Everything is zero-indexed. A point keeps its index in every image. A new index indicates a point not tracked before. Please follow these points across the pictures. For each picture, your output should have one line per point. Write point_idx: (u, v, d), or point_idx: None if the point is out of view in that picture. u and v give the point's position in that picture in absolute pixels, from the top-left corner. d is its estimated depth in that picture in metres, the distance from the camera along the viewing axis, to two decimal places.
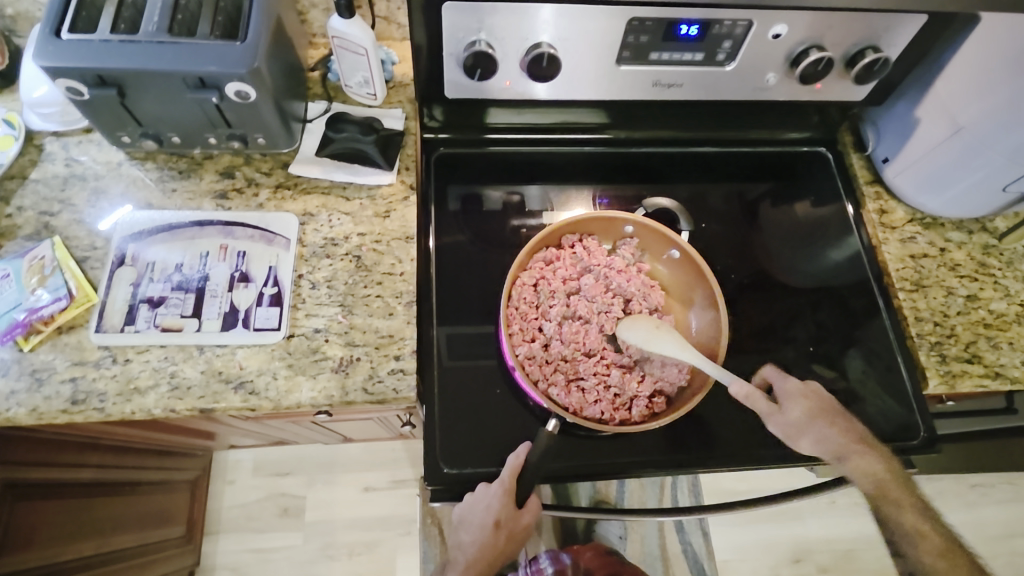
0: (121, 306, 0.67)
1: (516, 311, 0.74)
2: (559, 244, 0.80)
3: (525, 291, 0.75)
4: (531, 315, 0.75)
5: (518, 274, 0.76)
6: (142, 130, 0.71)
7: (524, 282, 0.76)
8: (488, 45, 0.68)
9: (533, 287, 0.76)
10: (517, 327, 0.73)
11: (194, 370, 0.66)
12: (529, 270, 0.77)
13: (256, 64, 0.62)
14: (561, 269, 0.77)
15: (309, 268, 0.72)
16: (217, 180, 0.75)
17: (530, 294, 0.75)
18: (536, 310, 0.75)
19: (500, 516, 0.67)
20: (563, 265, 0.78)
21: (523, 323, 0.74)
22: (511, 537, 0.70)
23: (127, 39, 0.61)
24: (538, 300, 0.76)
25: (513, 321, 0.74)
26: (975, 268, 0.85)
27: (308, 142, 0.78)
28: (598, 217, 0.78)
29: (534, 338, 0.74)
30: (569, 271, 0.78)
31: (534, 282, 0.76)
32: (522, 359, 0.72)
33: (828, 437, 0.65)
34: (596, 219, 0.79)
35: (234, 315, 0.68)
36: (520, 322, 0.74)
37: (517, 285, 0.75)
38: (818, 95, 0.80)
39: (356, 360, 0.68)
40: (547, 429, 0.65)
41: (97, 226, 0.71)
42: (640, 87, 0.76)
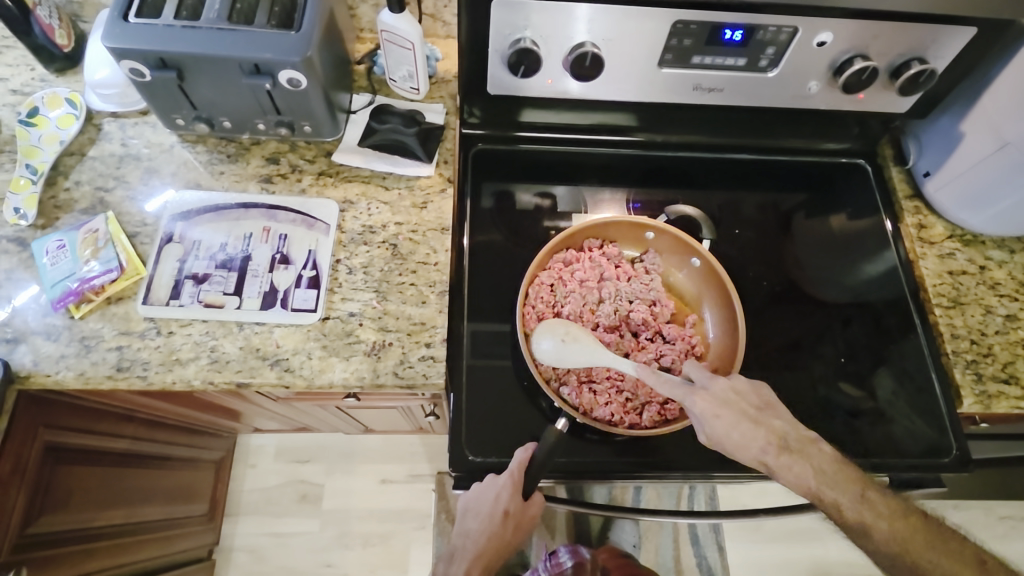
0: (167, 281, 0.69)
1: (534, 311, 0.75)
2: (580, 247, 0.81)
3: (542, 290, 0.76)
4: (549, 314, 0.76)
5: (537, 274, 0.77)
6: (195, 114, 0.73)
7: (542, 282, 0.77)
8: (533, 42, 0.69)
9: (551, 287, 0.77)
10: (534, 327, 0.75)
11: (233, 345, 0.68)
12: (548, 269, 0.78)
13: (309, 53, 0.64)
14: (579, 269, 0.78)
15: (347, 254, 0.74)
16: (263, 165, 0.78)
17: (547, 294, 0.76)
18: (553, 310, 0.76)
19: (510, 505, 0.68)
20: (582, 268, 0.79)
21: (541, 323, 0.75)
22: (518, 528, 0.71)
23: (188, 25, 0.64)
24: (555, 299, 0.76)
25: (530, 321, 0.74)
26: (1015, 288, 0.83)
27: (351, 132, 0.80)
28: (620, 220, 0.79)
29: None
30: (587, 272, 0.78)
31: (552, 283, 0.77)
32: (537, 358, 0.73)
33: (747, 443, 0.62)
34: (616, 223, 0.79)
35: (274, 295, 0.70)
36: (536, 323, 0.75)
37: (535, 285, 0.76)
38: (860, 105, 0.80)
39: (388, 345, 0.69)
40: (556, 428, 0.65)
41: (147, 206, 0.74)
42: (680, 90, 0.77)
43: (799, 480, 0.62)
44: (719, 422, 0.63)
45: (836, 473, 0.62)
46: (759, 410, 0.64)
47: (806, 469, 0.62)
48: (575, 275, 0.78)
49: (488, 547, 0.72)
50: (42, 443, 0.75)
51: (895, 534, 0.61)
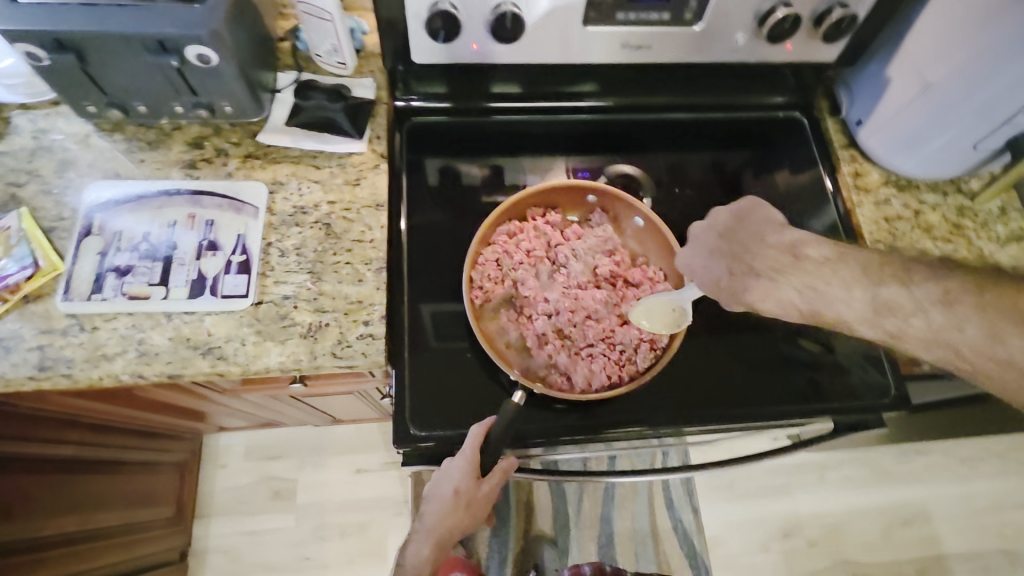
0: (88, 275, 0.67)
1: (481, 290, 0.74)
2: (523, 217, 0.79)
3: (488, 267, 0.75)
4: (496, 290, 0.75)
5: (481, 250, 0.76)
6: (107, 99, 0.70)
7: (487, 258, 0.76)
8: (452, 5, 0.67)
9: (496, 262, 0.76)
10: (484, 305, 0.75)
11: (162, 337, 0.66)
12: (493, 244, 0.76)
13: (216, 26, 0.62)
14: (523, 240, 0.77)
15: (278, 237, 0.72)
16: (186, 150, 0.75)
17: (492, 270, 0.75)
18: (500, 285, 0.75)
19: (463, 485, 0.67)
20: (526, 239, 0.78)
21: (490, 300, 0.75)
22: (472, 508, 0.70)
23: (86, 3, 0.61)
24: (501, 273, 0.76)
25: (479, 301, 0.74)
26: (949, 229, 0.86)
27: (277, 111, 0.78)
28: (553, 187, 0.77)
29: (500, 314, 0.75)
30: (532, 242, 0.77)
31: (498, 257, 0.76)
32: (491, 336, 0.74)
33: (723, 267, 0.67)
34: (552, 189, 0.77)
35: (202, 283, 0.68)
36: (484, 301, 0.74)
37: (480, 263, 0.75)
38: (789, 55, 0.80)
39: (325, 326, 0.68)
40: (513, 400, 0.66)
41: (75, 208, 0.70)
42: (609, 49, 0.75)
43: (847, 300, 0.60)
44: (694, 258, 0.70)
45: (844, 276, 0.61)
46: (730, 236, 0.69)
47: (792, 282, 0.63)
48: (518, 246, 0.77)
49: (440, 529, 0.71)
50: None
51: (953, 328, 0.55)
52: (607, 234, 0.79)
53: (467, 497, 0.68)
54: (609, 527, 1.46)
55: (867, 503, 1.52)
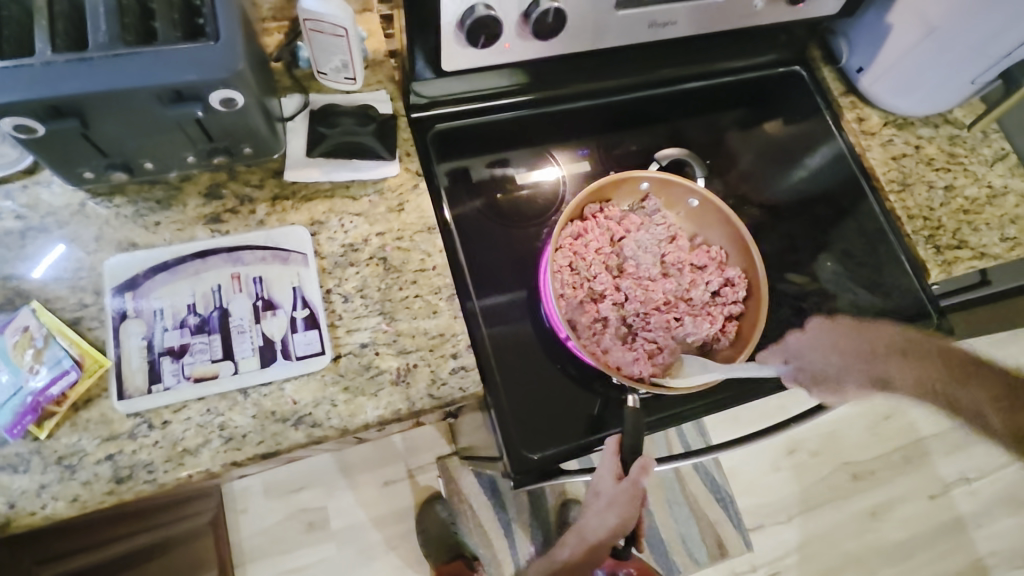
0: (139, 365, 0.59)
1: (564, 299, 0.73)
2: (581, 215, 0.77)
3: (563, 274, 0.73)
4: (578, 296, 0.73)
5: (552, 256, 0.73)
6: (108, 162, 0.60)
7: (561, 264, 0.74)
8: (488, 7, 0.62)
9: (569, 267, 0.74)
10: (570, 316, 0.73)
11: (244, 416, 0.60)
12: (561, 248, 0.74)
13: (240, 65, 0.54)
14: (591, 241, 0.75)
15: (336, 281, 0.67)
16: (204, 204, 0.67)
17: (568, 277, 0.74)
18: (580, 291, 0.74)
19: (603, 487, 0.66)
20: (592, 237, 0.76)
21: (574, 309, 0.73)
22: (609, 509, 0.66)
23: (76, 57, 0.51)
24: (578, 277, 0.74)
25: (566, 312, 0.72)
26: (946, 159, 0.93)
27: (295, 143, 0.70)
28: (610, 182, 0.76)
29: (583, 318, 0.73)
30: (599, 241, 0.76)
31: (570, 261, 0.74)
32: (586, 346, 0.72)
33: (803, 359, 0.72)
34: (608, 185, 0.76)
35: (272, 348, 0.62)
36: (567, 305, 0.73)
37: (555, 269, 0.73)
38: (799, 14, 0.81)
39: (413, 367, 0.65)
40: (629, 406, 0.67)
41: (31, 275, 0.61)
42: (637, 31, 0.73)
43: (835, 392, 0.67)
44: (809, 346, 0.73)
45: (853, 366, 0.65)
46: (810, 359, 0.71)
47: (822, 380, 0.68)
48: (587, 247, 0.75)
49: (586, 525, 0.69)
50: None
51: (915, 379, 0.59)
52: (666, 220, 0.79)
53: (607, 500, 0.66)
54: None
55: (856, 406, 1.69)
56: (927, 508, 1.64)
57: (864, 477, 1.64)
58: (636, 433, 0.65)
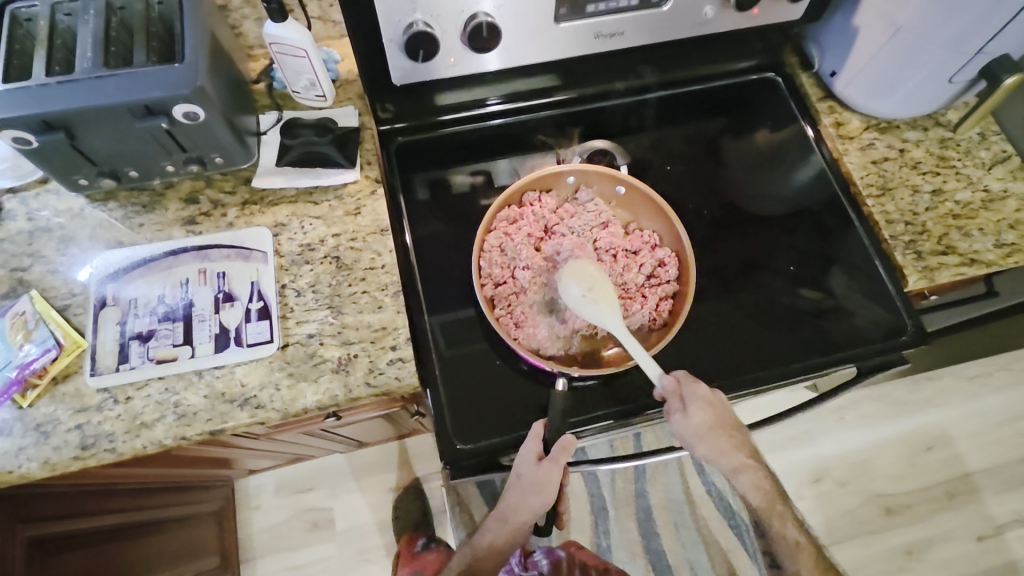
0: (112, 346, 0.67)
1: (492, 283, 0.76)
2: (519, 203, 0.80)
3: (492, 258, 0.76)
4: (507, 280, 0.76)
5: (483, 240, 0.76)
6: (97, 170, 0.69)
7: (490, 246, 0.76)
8: (426, 24, 0.67)
9: (499, 252, 0.77)
10: (499, 301, 0.75)
11: (197, 396, 0.66)
12: (493, 232, 0.77)
13: (200, 82, 0.62)
14: (523, 227, 0.78)
15: (291, 277, 0.72)
16: (183, 208, 0.75)
17: (497, 262, 0.76)
18: (509, 275, 0.76)
19: (524, 470, 0.68)
20: (526, 223, 0.79)
21: (500, 292, 0.76)
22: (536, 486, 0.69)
23: (64, 79, 0.61)
24: (508, 260, 0.77)
25: (495, 297, 0.76)
26: (935, 162, 0.88)
27: (266, 154, 0.78)
28: (539, 176, 0.79)
29: (512, 303, 0.75)
30: (531, 226, 0.78)
31: (501, 244, 0.77)
32: (512, 329, 0.74)
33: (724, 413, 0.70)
34: (538, 178, 0.79)
35: (226, 335, 0.68)
36: (495, 290, 0.76)
37: (485, 254, 0.76)
38: (757, 19, 0.81)
39: (354, 357, 0.69)
40: (558, 391, 0.68)
41: (77, 277, 0.71)
42: (583, 42, 0.76)
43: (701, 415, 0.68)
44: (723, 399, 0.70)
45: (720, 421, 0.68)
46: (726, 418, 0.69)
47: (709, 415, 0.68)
48: (518, 232, 0.78)
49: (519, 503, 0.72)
50: (24, 539, 0.72)
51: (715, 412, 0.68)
52: (598, 208, 0.81)
53: (530, 480, 0.69)
54: (644, 501, 1.49)
55: (889, 434, 1.57)
56: (971, 550, 1.49)
57: (897, 511, 1.51)
58: (561, 416, 0.68)
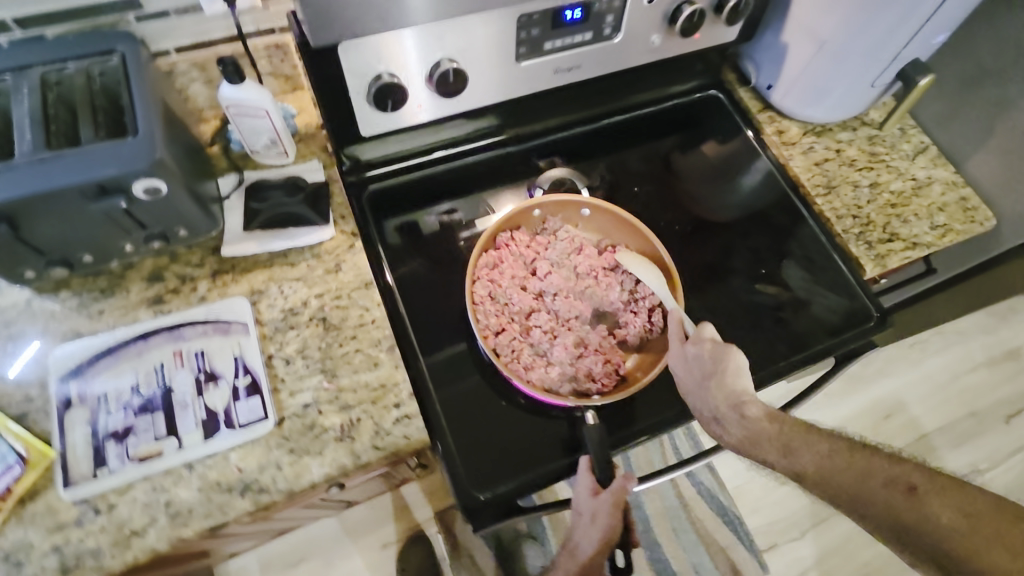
0: (85, 451, 0.61)
1: (493, 335, 0.74)
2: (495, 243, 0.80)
3: (486, 308, 0.75)
4: (505, 325, 0.76)
5: (471, 286, 0.75)
6: (47, 260, 0.64)
7: (480, 295, 0.75)
8: (391, 75, 0.67)
9: (489, 296, 0.76)
10: (503, 350, 0.74)
11: (190, 490, 0.61)
12: (479, 278, 0.77)
13: (159, 154, 0.58)
14: (505, 269, 0.78)
15: (277, 346, 0.69)
16: (146, 287, 0.70)
17: (491, 309, 0.76)
18: (506, 320, 0.76)
19: (586, 502, 0.68)
20: (508, 264, 0.79)
21: (502, 343, 0.74)
22: (597, 518, 0.67)
23: (3, 167, 0.55)
24: (501, 304, 0.77)
25: (500, 347, 0.74)
26: (867, 158, 0.96)
27: (232, 220, 0.74)
28: (511, 213, 0.79)
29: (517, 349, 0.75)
30: (512, 267, 0.79)
31: (489, 289, 0.76)
32: (522, 372, 0.73)
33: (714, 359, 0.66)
34: (513, 216, 0.80)
35: (215, 419, 0.64)
36: (497, 339, 0.74)
37: (478, 304, 0.75)
38: (698, 44, 0.85)
39: (357, 421, 0.66)
40: (590, 422, 0.69)
41: (8, 374, 0.64)
42: (543, 78, 0.78)
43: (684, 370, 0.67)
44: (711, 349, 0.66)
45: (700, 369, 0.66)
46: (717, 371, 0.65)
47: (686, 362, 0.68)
48: (502, 273, 0.78)
49: (586, 540, 0.71)
50: None
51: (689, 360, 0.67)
52: (570, 235, 0.82)
53: (590, 514, 0.68)
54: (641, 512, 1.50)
55: (854, 409, 1.67)
56: None
57: None
58: (599, 446, 0.67)
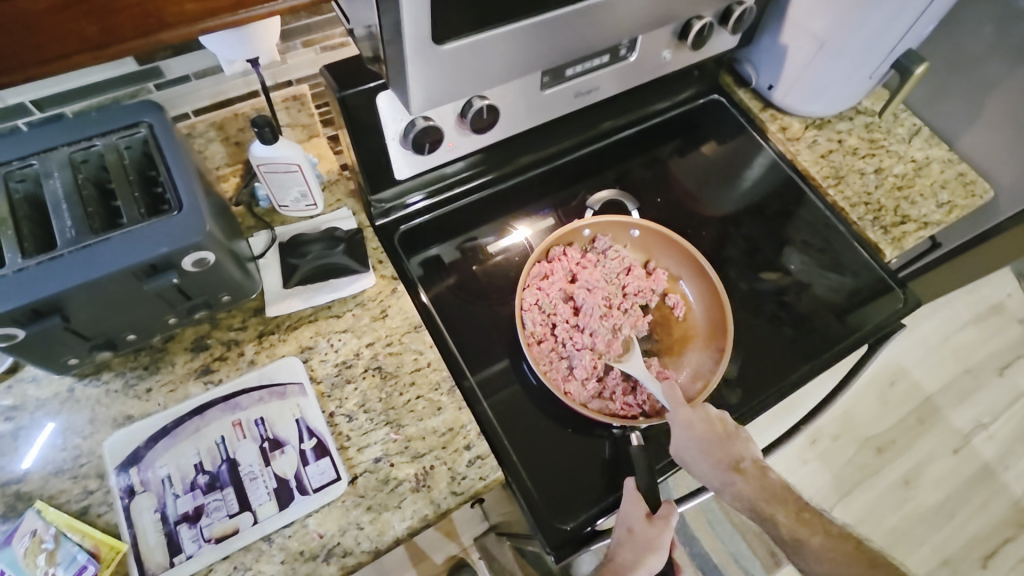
0: (157, 539, 0.58)
1: (536, 342, 0.76)
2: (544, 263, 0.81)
3: (532, 314, 0.76)
4: (547, 336, 0.77)
5: (522, 296, 0.77)
6: (91, 344, 0.61)
7: (529, 303, 0.77)
8: (426, 118, 0.66)
9: (539, 311, 0.77)
10: (541, 357, 0.75)
11: (273, 564, 0.59)
12: (528, 289, 0.78)
13: (209, 226, 0.56)
14: (553, 286, 0.79)
15: (337, 402, 0.67)
16: (191, 358, 0.67)
17: (539, 318, 0.77)
18: (549, 332, 0.77)
19: (635, 524, 0.63)
20: (558, 279, 0.80)
21: (541, 349, 0.76)
22: (644, 543, 0.62)
23: (48, 257, 0.53)
24: (547, 316, 0.78)
25: (539, 355, 0.75)
26: (869, 146, 1.00)
27: (269, 277, 0.72)
28: (561, 232, 0.81)
29: (558, 362, 0.76)
30: (563, 285, 0.80)
31: (537, 299, 0.77)
32: (557, 381, 0.74)
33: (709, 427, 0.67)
34: (562, 235, 0.81)
35: (287, 487, 0.62)
36: (540, 348, 0.76)
37: (525, 310, 0.76)
38: (704, 54, 0.87)
39: (430, 470, 0.65)
40: (634, 444, 0.69)
41: (20, 465, 0.61)
42: (565, 102, 0.78)
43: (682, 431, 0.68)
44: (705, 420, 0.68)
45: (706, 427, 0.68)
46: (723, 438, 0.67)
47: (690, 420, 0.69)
48: (552, 290, 0.79)
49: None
50: None
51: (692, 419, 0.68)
52: (620, 253, 0.83)
53: (638, 539, 0.63)
54: None
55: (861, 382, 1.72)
56: (954, 464, 1.66)
57: (887, 448, 1.65)
58: (648, 469, 0.67)
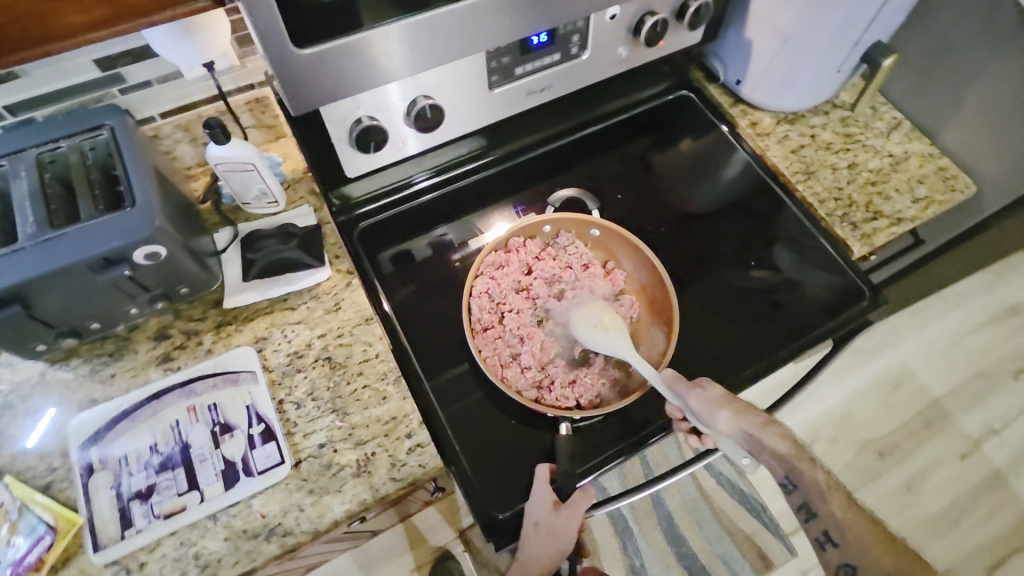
0: (111, 514, 0.62)
1: (480, 327, 0.78)
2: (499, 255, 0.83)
3: (481, 300, 0.79)
4: (493, 323, 0.79)
5: (472, 282, 0.79)
6: (56, 332, 0.66)
7: (479, 290, 0.79)
8: (371, 118, 0.69)
9: (489, 299, 0.79)
10: (483, 343, 0.77)
11: (217, 541, 0.63)
12: (481, 277, 0.80)
13: (158, 221, 0.60)
14: (506, 276, 0.81)
15: (286, 391, 0.70)
16: (153, 346, 0.72)
17: (487, 305, 0.79)
18: (496, 320, 0.79)
19: (543, 516, 0.67)
20: (512, 270, 0.82)
21: (485, 335, 0.78)
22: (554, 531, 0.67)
23: (9, 250, 0.57)
24: (496, 304, 0.80)
25: (482, 340, 0.78)
26: (843, 141, 0.98)
27: (230, 271, 0.76)
28: (522, 224, 0.82)
29: (501, 350, 0.78)
30: (515, 278, 0.82)
31: (488, 289, 0.80)
32: (497, 367, 0.76)
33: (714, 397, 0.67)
34: (522, 227, 0.83)
35: (233, 469, 0.65)
36: (484, 334, 0.78)
37: (474, 295, 0.78)
38: (663, 50, 0.87)
39: (371, 456, 0.67)
40: (561, 435, 0.72)
41: (26, 445, 0.66)
42: (517, 101, 0.80)
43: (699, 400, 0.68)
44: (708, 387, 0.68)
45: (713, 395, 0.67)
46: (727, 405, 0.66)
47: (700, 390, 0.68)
48: (504, 279, 0.81)
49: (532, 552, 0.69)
50: None
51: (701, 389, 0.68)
52: (577, 250, 0.84)
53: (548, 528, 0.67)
54: (663, 508, 1.51)
55: (861, 383, 1.68)
56: (960, 470, 1.60)
57: (888, 452, 1.60)
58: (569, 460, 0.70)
